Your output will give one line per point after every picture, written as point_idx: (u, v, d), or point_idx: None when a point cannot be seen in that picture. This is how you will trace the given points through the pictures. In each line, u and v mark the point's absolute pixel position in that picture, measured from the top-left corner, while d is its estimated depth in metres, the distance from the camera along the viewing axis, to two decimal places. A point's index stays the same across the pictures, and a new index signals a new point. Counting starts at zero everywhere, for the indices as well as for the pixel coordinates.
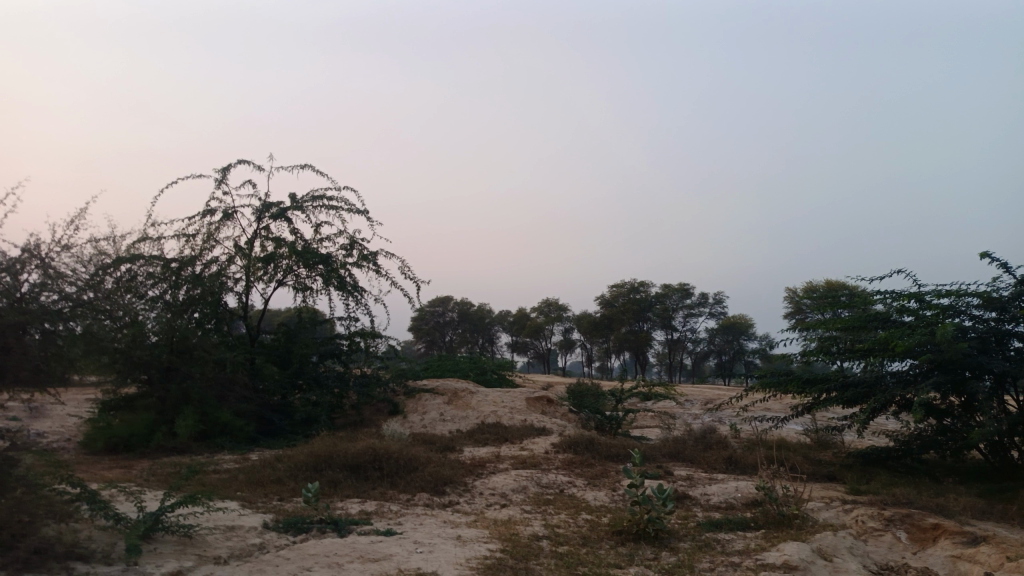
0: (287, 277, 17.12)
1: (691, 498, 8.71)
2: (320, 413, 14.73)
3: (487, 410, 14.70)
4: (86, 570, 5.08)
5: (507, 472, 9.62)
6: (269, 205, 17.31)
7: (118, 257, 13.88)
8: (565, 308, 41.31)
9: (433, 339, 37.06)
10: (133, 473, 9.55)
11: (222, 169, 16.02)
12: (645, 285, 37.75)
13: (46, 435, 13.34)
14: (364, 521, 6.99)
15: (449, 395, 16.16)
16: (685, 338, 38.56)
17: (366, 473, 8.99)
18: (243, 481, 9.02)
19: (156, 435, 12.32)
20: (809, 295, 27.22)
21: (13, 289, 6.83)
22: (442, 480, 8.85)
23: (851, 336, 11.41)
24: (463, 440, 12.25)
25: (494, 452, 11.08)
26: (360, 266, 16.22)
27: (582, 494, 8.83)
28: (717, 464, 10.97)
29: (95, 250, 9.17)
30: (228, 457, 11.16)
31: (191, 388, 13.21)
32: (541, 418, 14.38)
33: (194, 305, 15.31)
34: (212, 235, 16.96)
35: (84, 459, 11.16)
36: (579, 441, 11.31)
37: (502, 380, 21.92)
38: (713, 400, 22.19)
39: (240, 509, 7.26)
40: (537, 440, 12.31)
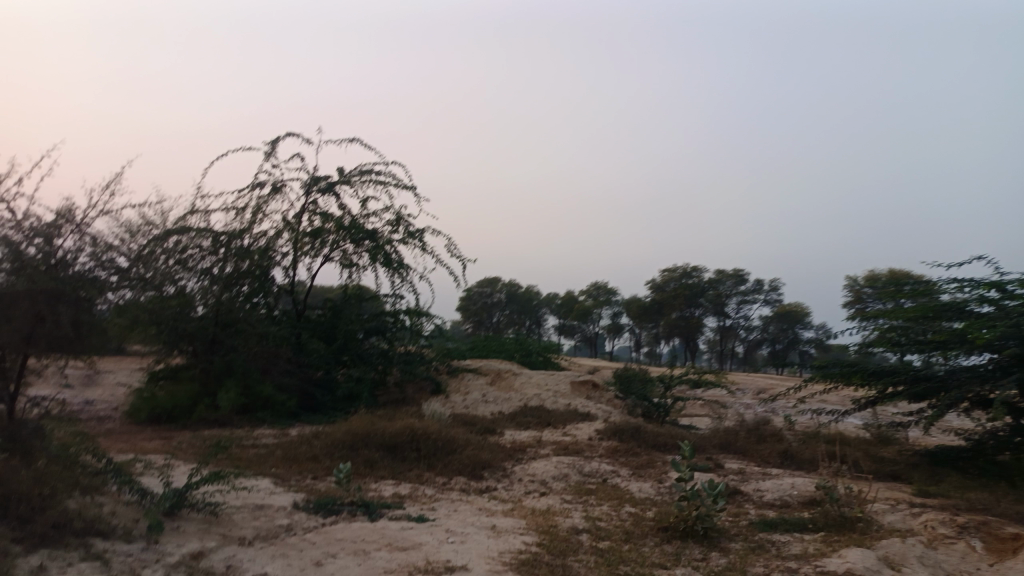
0: (334, 252, 16.99)
1: (743, 494, 8.20)
2: (363, 390, 14.60)
3: (531, 393, 14.35)
4: (104, 548, 4.90)
5: (549, 458, 9.24)
6: (317, 178, 17.16)
7: (167, 229, 13.95)
8: (614, 291, 40.64)
9: (481, 321, 36.86)
10: (172, 445, 9.49)
11: (271, 141, 15.91)
12: (697, 270, 36.71)
13: (96, 404, 13.53)
14: (396, 505, 6.70)
15: (492, 376, 15.85)
16: (737, 325, 37.47)
17: (402, 453, 8.73)
18: (279, 457, 8.85)
19: (199, 407, 12.35)
20: (871, 284, 25.94)
21: (47, 256, 6.63)
22: (480, 464, 8.51)
23: (922, 327, 10.65)
24: (505, 423, 11.91)
25: (536, 436, 10.70)
26: (407, 242, 15.97)
27: (626, 484, 8.39)
28: (771, 458, 10.37)
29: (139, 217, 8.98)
30: (267, 432, 11.06)
31: (234, 361, 13.18)
32: (585, 403, 13.95)
33: (242, 278, 15.32)
34: (261, 208, 16.93)
35: (128, 429, 11.21)
36: (625, 428, 10.85)
37: (548, 363, 21.52)
38: (766, 389, 21.37)
39: (272, 487, 7.06)
40: (580, 425, 11.89)
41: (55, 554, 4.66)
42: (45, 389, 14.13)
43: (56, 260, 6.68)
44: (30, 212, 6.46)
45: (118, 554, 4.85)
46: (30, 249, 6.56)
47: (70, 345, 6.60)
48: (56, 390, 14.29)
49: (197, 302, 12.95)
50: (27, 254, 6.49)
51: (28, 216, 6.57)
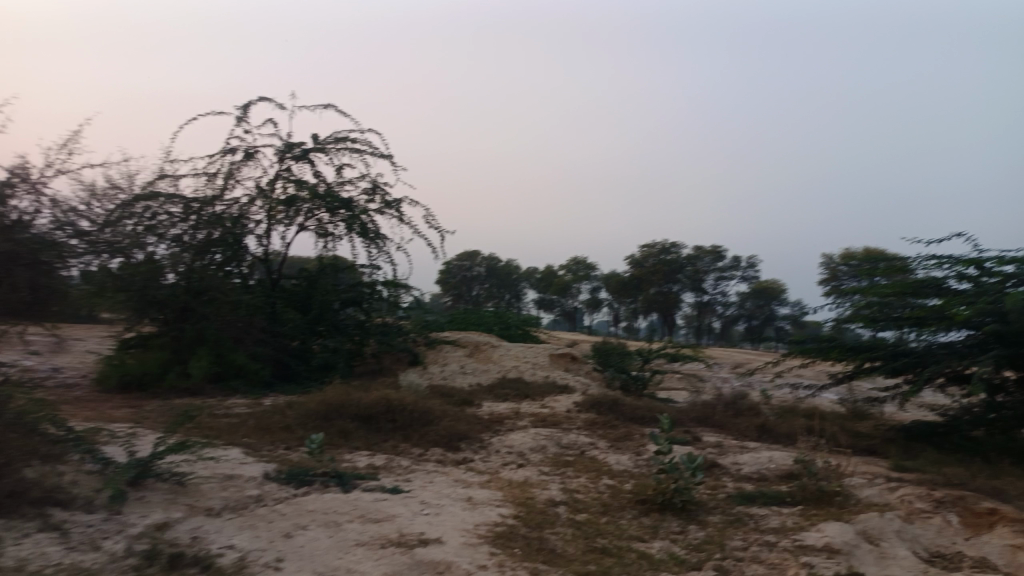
0: (309, 221, 16.65)
1: (721, 467, 8.17)
2: (338, 360, 14.38)
3: (510, 365, 14.23)
4: (63, 518, 4.70)
5: (526, 430, 9.14)
6: (291, 145, 16.76)
7: (136, 195, 13.54)
8: (593, 266, 40.59)
9: (460, 294, 36.67)
10: (141, 413, 9.26)
11: (243, 105, 15.47)
12: (675, 246, 36.56)
13: (63, 372, 13.20)
14: (370, 476, 6.55)
15: (470, 348, 15.69)
16: (714, 301, 37.65)
17: (378, 424, 8.56)
18: (251, 427, 8.66)
19: (169, 376, 12.08)
20: (846, 262, 26.10)
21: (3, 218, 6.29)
22: (457, 435, 8.38)
23: (900, 304, 10.64)
24: (483, 395, 11.80)
25: (513, 408, 10.60)
26: (384, 212, 15.68)
27: (604, 457, 8.32)
28: (749, 432, 10.37)
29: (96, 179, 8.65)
30: (240, 402, 10.84)
31: (206, 329, 12.90)
32: (564, 375, 13.87)
33: (215, 246, 14.96)
34: (233, 175, 16.51)
35: (96, 397, 10.93)
36: (603, 401, 10.77)
37: (526, 336, 21.41)
38: (742, 364, 21.48)
39: (242, 458, 6.87)
40: (558, 398, 11.81)
41: (10, 525, 4.46)
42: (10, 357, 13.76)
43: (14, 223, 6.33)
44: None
45: (77, 524, 4.66)
46: None
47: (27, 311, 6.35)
48: (22, 358, 13.92)
49: (169, 271, 12.42)
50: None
51: None
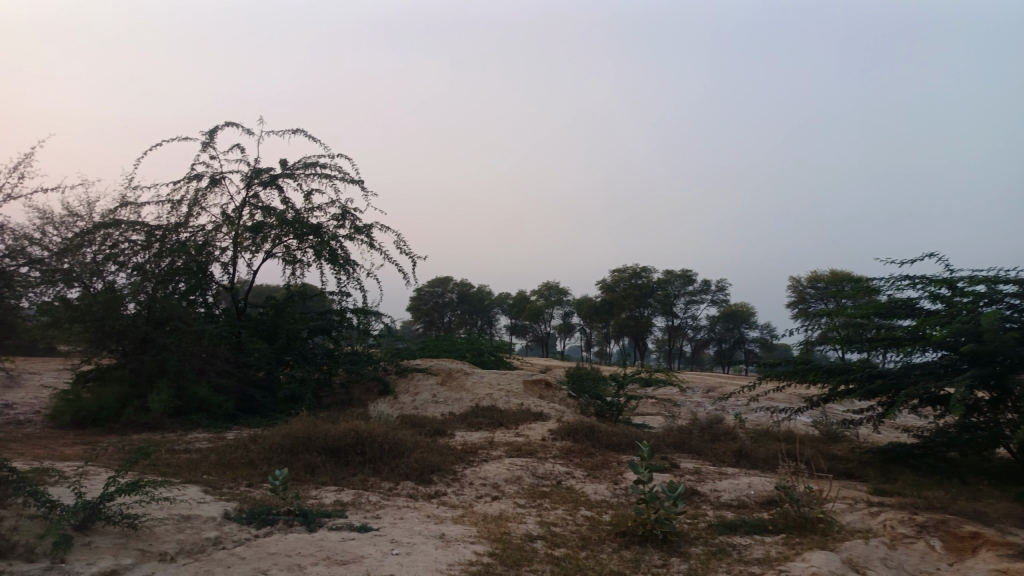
0: (276, 248, 16.30)
1: (700, 495, 7.98)
2: (306, 390, 13.97)
3: (483, 392, 13.95)
4: (0, 569, 4.32)
5: (501, 460, 8.87)
6: (259, 171, 16.45)
7: (97, 223, 13.14)
8: (565, 291, 40.56)
9: (432, 320, 36.29)
10: (95, 450, 8.81)
11: (209, 130, 15.16)
12: (647, 270, 36.97)
13: (16, 408, 12.64)
14: (337, 513, 6.24)
15: (443, 376, 15.39)
16: (685, 325, 37.78)
17: (346, 457, 8.25)
18: (213, 463, 8.27)
19: (127, 410, 11.59)
20: (813, 285, 26.35)
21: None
22: (429, 468, 8.08)
23: (877, 324, 10.60)
24: (455, 424, 11.50)
25: (487, 437, 10.32)
26: (353, 238, 15.41)
27: (581, 487, 8.09)
28: (726, 457, 10.22)
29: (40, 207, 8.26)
30: (201, 436, 10.41)
31: (168, 361, 12.45)
32: (538, 402, 13.63)
33: (178, 275, 14.56)
34: (198, 201, 16.14)
35: (49, 433, 10.42)
36: (579, 428, 10.56)
37: (499, 362, 21.13)
38: (715, 388, 21.41)
39: (201, 497, 6.51)
40: (533, 425, 11.56)
41: None
42: None
43: None
44: None
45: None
46: None
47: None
48: None
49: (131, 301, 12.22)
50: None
51: None
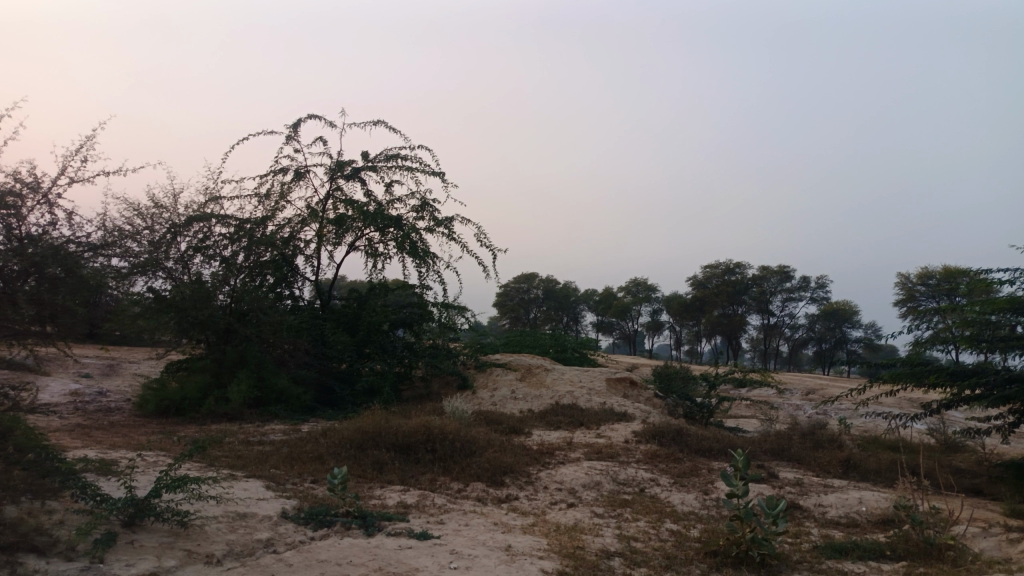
0: (358, 241, 16.23)
1: (803, 510, 7.13)
2: (384, 383, 13.72)
3: (564, 390, 13.34)
4: (37, 567, 4.10)
5: (580, 463, 8.25)
6: (341, 164, 16.41)
7: (189, 217, 13.17)
8: (654, 288, 39.30)
9: (518, 316, 36.03)
10: (172, 440, 8.79)
11: (293, 123, 15.19)
12: (741, 266, 35.40)
13: (109, 396, 13.02)
14: (398, 516, 5.80)
15: (523, 371, 14.87)
16: (782, 323, 35.85)
17: (416, 455, 7.83)
18: (282, 456, 8.05)
19: (208, 400, 11.66)
20: (922, 282, 24.36)
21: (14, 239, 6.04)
22: (502, 469, 7.55)
23: (1006, 323, 9.38)
24: (534, 422, 10.96)
25: (566, 437, 9.72)
26: (434, 230, 15.11)
27: (666, 496, 7.37)
28: (832, 468, 9.21)
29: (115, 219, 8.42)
30: (277, 428, 10.30)
31: (248, 351, 12.50)
32: (623, 401, 12.90)
33: (265, 269, 14.55)
34: (284, 194, 16.25)
35: (133, 422, 10.58)
36: (665, 430, 9.81)
37: (584, 359, 20.47)
38: (816, 391, 19.96)
39: (261, 493, 6.23)
40: (616, 426, 10.87)
41: None
42: (60, 380, 13.69)
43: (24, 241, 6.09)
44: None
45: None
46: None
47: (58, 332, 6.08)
48: (71, 381, 13.85)
49: (221, 293, 12.58)
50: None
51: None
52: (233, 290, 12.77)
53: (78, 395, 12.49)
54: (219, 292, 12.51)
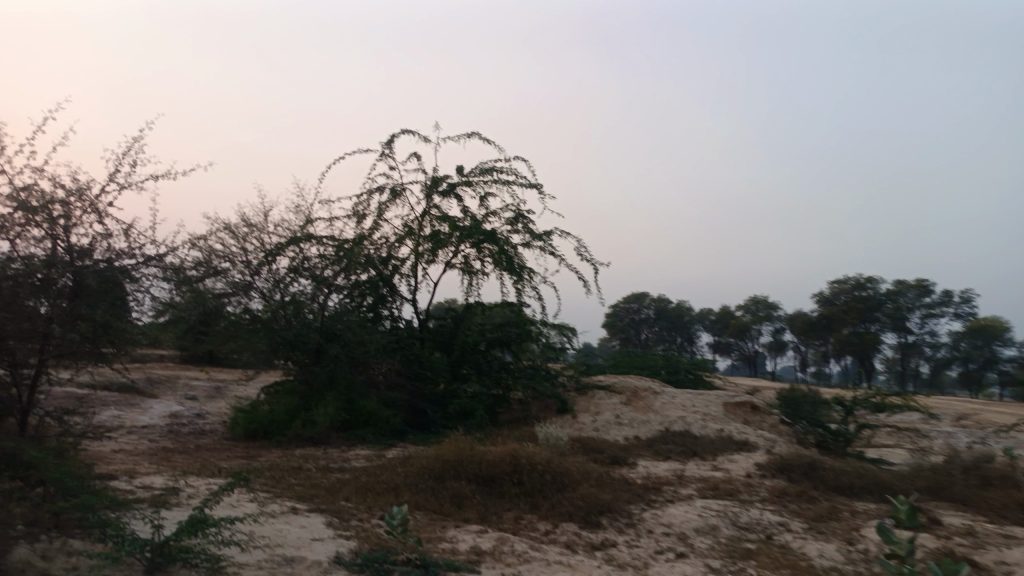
0: (454, 258, 15.64)
1: (981, 569, 5.62)
2: (478, 406, 12.88)
3: (675, 415, 12.01)
4: None
5: (692, 501, 6.99)
6: (436, 180, 15.93)
7: (288, 239, 12.74)
8: (775, 306, 36.57)
9: (628, 337, 34.15)
10: (248, 467, 8.30)
11: (387, 141, 14.83)
12: (872, 280, 32.24)
13: (207, 418, 12.92)
14: (468, 567, 4.85)
15: (628, 394, 13.61)
16: (922, 342, 32.38)
17: (501, 488, 6.87)
18: (357, 484, 7.31)
19: (297, 422, 11.28)
20: None
21: (52, 251, 5.59)
22: (599, 507, 6.44)
23: None
24: (640, 451, 9.76)
25: (676, 470, 8.45)
26: (531, 245, 14.25)
27: (800, 546, 6.04)
28: (1009, 513, 7.49)
29: (196, 246, 8.13)
30: (362, 454, 9.65)
31: (339, 372, 12.06)
32: (743, 428, 11.43)
33: (362, 291, 13.61)
34: (381, 213, 15.93)
35: (219, 445, 10.29)
36: (795, 463, 8.39)
37: (698, 382, 18.90)
38: (967, 416, 17.46)
39: (317, 531, 5.45)
40: (736, 457, 9.49)
41: None
42: (163, 402, 13.77)
43: (67, 256, 5.66)
44: (48, 196, 5.55)
45: None
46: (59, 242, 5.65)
47: (86, 349, 5.75)
48: (174, 403, 13.89)
49: (324, 310, 12.48)
50: (31, 254, 5.43)
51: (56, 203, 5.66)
52: (336, 306, 12.63)
53: (176, 417, 12.45)
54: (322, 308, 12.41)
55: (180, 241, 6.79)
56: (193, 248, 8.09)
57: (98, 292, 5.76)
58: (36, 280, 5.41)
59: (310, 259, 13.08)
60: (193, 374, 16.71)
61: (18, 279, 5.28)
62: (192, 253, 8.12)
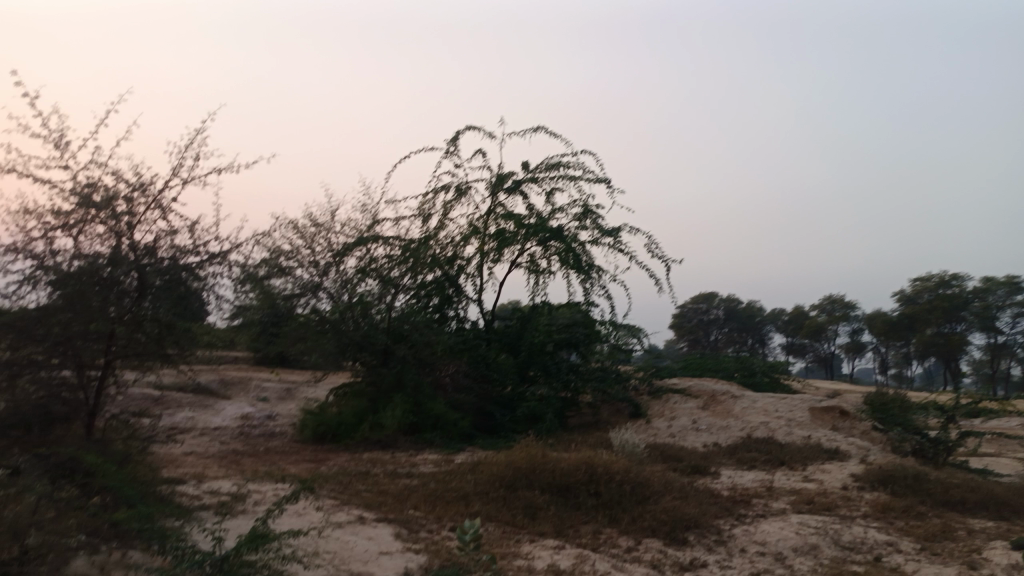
0: (520, 257, 15.28)
1: None
2: (547, 410, 12.47)
3: (757, 420, 11.33)
4: None
5: (787, 516, 6.40)
6: (502, 177, 15.61)
7: (355, 239, 12.60)
8: (853, 305, 34.92)
9: (696, 339, 33.10)
10: (315, 472, 8.11)
11: (452, 138, 14.58)
12: (958, 278, 30.41)
13: (278, 420, 12.93)
14: None
15: (705, 397, 12.95)
16: (1015, 343, 30.27)
17: (577, 499, 6.44)
18: (426, 491, 7.00)
19: (364, 426, 11.12)
20: None
21: (116, 249, 5.49)
22: (684, 522, 5.94)
23: None
24: (722, 460, 9.17)
25: (764, 481, 7.85)
26: (600, 242, 13.74)
27: (914, 570, 5.40)
28: None
29: (264, 244, 8.00)
30: (430, 458, 9.37)
31: (406, 374, 11.84)
32: (831, 435, 10.67)
33: (428, 291, 13.38)
34: (446, 212, 15.71)
35: (288, 448, 10.19)
36: (897, 475, 7.68)
37: (776, 385, 18.01)
38: None
39: (383, 544, 5.13)
40: (827, 467, 8.79)
41: None
42: (235, 404, 13.86)
43: (131, 254, 5.53)
44: (110, 192, 5.46)
45: None
46: (123, 240, 5.53)
47: (152, 348, 5.65)
48: (245, 405, 13.97)
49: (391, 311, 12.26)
50: (95, 252, 5.38)
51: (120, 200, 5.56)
52: (403, 308, 12.32)
53: (247, 419, 12.48)
54: (388, 310, 12.12)
55: (245, 238, 6.61)
56: (261, 247, 7.95)
57: (161, 291, 5.60)
58: (99, 277, 5.38)
59: (377, 259, 12.93)
60: (264, 376, 16.85)
61: (80, 278, 5.28)
62: (260, 253, 7.97)
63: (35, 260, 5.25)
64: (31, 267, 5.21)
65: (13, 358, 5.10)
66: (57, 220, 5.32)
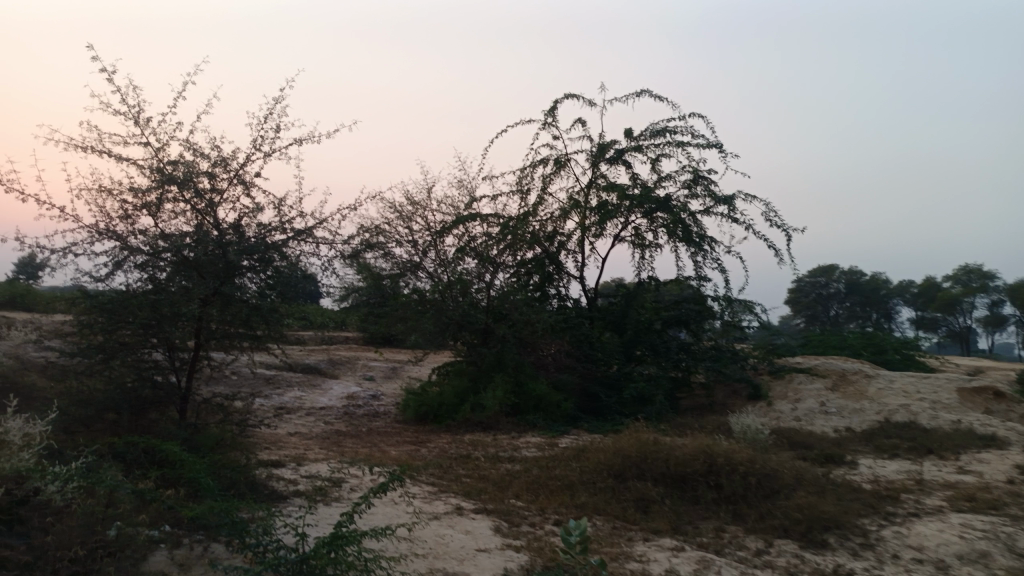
0: (624, 231, 14.53)
1: None
2: (657, 391, 11.75)
3: (895, 403, 10.18)
4: None
5: (945, 516, 5.49)
6: (603, 147, 14.86)
7: (454, 218, 12.26)
8: (991, 275, 31.86)
9: (814, 314, 31.08)
10: (415, 455, 7.84)
11: (549, 109, 13.95)
12: None
13: (383, 400, 12.88)
14: None
15: (834, 377, 11.83)
16: None
17: (695, 492, 5.80)
18: (530, 478, 6.55)
19: (466, 407, 10.84)
20: None
21: (201, 229, 5.33)
22: (822, 522, 5.18)
23: None
24: (857, 447, 8.21)
25: (911, 473, 6.89)
26: (711, 211, 12.79)
27: None
28: None
29: (358, 223, 7.76)
30: (534, 442, 8.92)
31: (507, 354, 11.45)
32: (986, 419, 9.40)
33: (529, 268, 12.90)
34: (545, 187, 15.15)
35: (390, 429, 10.04)
36: None
37: (910, 363, 16.42)
38: None
39: (482, 540, 4.69)
40: (985, 457, 7.67)
41: None
42: (343, 383, 13.97)
43: (215, 233, 5.35)
44: (189, 170, 5.30)
45: None
46: (206, 219, 5.35)
47: (241, 332, 5.39)
48: (352, 385, 14.03)
49: (490, 291, 11.86)
50: (179, 232, 5.24)
51: (202, 178, 5.36)
52: (503, 287, 11.91)
53: (352, 399, 12.49)
54: (488, 290, 11.74)
55: (332, 213, 6.34)
56: (356, 227, 7.72)
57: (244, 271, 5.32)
58: (184, 258, 5.21)
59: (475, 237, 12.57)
60: (371, 356, 16.98)
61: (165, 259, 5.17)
62: (355, 232, 7.74)
63: (121, 241, 5.21)
64: (116, 249, 5.19)
65: (107, 342, 5.12)
66: (137, 200, 5.24)
